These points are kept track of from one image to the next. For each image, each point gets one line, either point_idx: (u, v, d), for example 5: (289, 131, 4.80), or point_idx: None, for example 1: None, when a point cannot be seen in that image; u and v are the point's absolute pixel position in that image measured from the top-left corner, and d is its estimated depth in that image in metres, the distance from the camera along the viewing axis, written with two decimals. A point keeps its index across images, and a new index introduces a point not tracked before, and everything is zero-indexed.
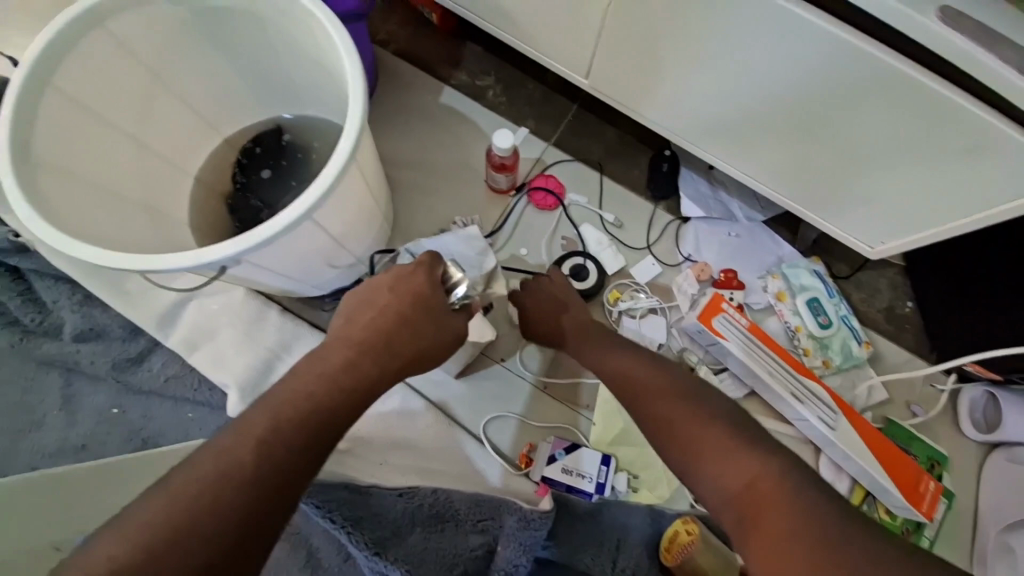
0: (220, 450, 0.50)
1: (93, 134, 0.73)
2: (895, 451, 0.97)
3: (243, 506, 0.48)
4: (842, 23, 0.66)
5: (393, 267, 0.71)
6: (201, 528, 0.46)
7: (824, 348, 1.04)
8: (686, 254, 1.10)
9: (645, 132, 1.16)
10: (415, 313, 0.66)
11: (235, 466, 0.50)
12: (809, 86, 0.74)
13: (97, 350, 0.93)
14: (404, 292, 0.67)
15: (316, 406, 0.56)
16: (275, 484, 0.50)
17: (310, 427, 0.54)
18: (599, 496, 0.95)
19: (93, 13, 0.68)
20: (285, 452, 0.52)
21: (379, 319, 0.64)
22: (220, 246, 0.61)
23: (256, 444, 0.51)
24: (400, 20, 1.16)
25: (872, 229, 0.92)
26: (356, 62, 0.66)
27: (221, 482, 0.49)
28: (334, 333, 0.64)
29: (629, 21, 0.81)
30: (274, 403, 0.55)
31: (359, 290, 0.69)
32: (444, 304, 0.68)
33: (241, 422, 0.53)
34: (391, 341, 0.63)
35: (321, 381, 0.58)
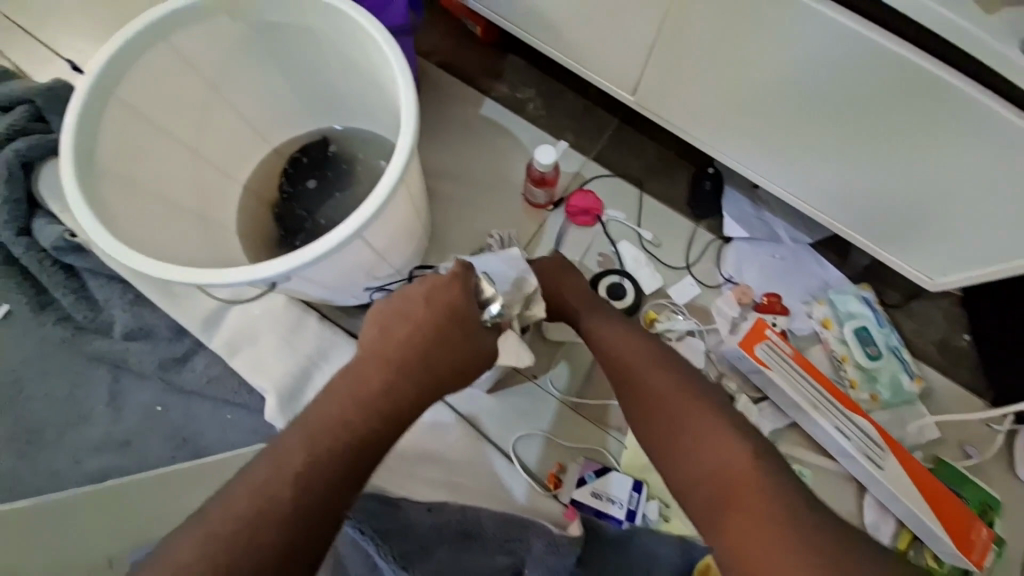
0: (260, 482, 0.53)
1: (152, 143, 0.75)
2: (946, 495, 0.91)
3: (283, 539, 0.51)
4: (911, 45, 0.63)
5: (427, 274, 0.65)
6: (243, 563, 0.49)
7: (871, 381, 0.99)
8: (727, 275, 1.06)
9: (688, 148, 1.13)
10: (452, 331, 0.62)
11: (273, 498, 0.52)
12: (871, 110, 0.71)
13: (145, 349, 0.96)
14: (440, 308, 0.62)
15: (353, 435, 0.57)
16: (313, 516, 0.53)
17: (347, 455, 0.56)
18: (629, 523, 0.92)
19: (157, 28, 0.70)
20: (322, 483, 0.54)
21: (416, 337, 0.61)
22: (274, 263, 0.63)
23: (293, 477, 0.53)
24: (443, 31, 1.17)
25: (932, 261, 0.87)
26: (408, 82, 0.67)
27: (261, 516, 0.51)
28: (369, 349, 0.61)
29: (680, 39, 0.79)
30: (311, 430, 0.56)
31: (392, 298, 0.64)
32: (478, 320, 0.65)
33: (281, 450, 0.55)
34: (428, 362, 0.61)
35: (357, 406, 0.58)
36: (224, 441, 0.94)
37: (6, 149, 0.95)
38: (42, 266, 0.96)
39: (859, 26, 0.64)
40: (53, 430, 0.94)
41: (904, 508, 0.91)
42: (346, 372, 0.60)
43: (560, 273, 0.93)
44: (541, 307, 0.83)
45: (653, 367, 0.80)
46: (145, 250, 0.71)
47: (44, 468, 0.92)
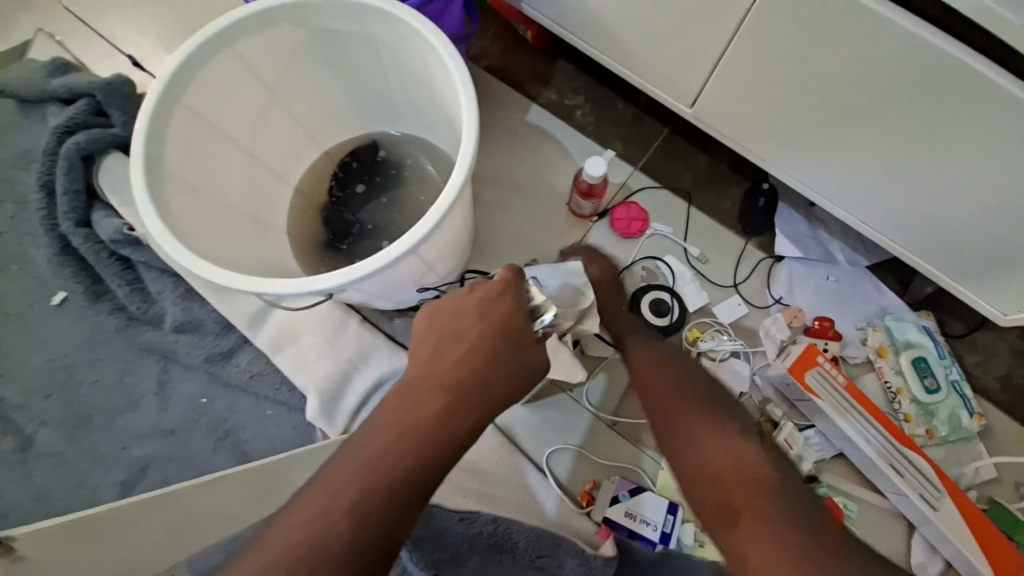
0: (314, 517, 0.52)
1: (213, 147, 0.77)
2: (996, 537, 0.87)
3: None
4: (1005, 72, 0.60)
5: (475, 283, 0.68)
6: None
7: (928, 416, 0.94)
8: (776, 296, 1.02)
9: (740, 162, 1.09)
10: (505, 347, 0.63)
11: (331, 531, 0.52)
12: (951, 133, 0.68)
13: (193, 342, 0.99)
14: (493, 321, 0.64)
15: (408, 466, 0.56)
16: (369, 550, 0.52)
17: (403, 484, 0.55)
18: (662, 546, 0.90)
19: (224, 35, 0.71)
20: (379, 514, 0.53)
21: (471, 353, 0.62)
22: (333, 275, 0.63)
23: (352, 508, 0.53)
24: (493, 34, 1.15)
25: (1005, 296, 0.83)
26: (471, 98, 0.66)
27: (320, 549, 0.51)
28: (422, 367, 0.61)
29: (747, 54, 0.76)
30: (367, 457, 0.55)
31: (442, 309, 0.65)
32: (529, 333, 0.65)
33: (334, 480, 0.54)
34: (486, 381, 0.61)
35: (413, 432, 0.57)
36: (263, 436, 0.97)
37: (70, 143, 0.98)
38: (99, 257, 0.99)
39: (951, 47, 0.60)
40: (103, 416, 0.97)
41: (954, 551, 0.87)
42: (399, 393, 0.60)
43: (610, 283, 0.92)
44: (594, 324, 0.84)
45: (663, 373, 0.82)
46: (202, 252, 0.72)
47: (93, 452, 0.95)
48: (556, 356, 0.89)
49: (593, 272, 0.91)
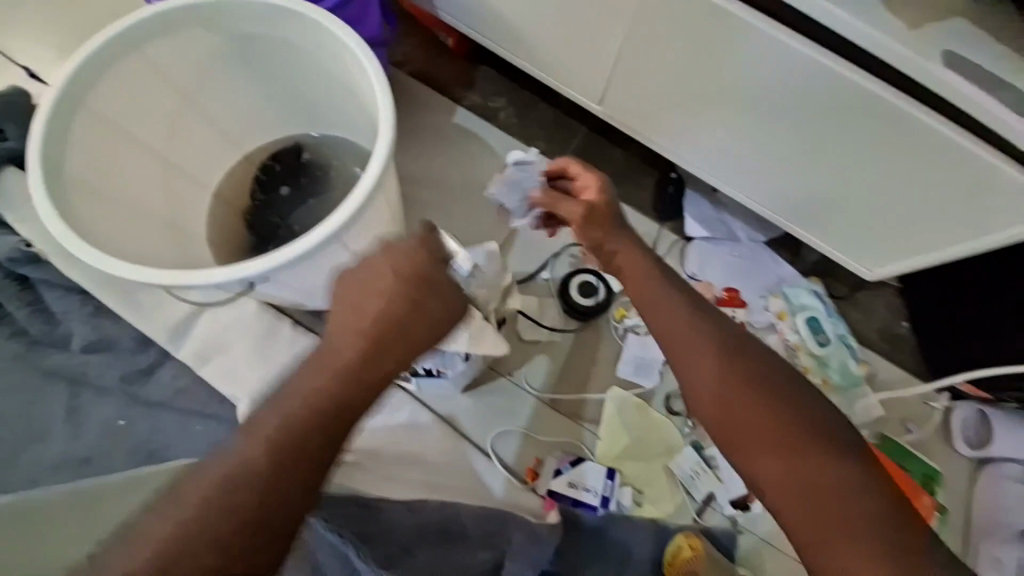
0: (234, 469, 0.52)
1: (120, 150, 0.77)
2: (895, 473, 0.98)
3: (261, 522, 0.51)
4: (853, 66, 0.68)
5: (389, 244, 0.65)
6: (218, 527, 0.50)
7: (824, 366, 1.07)
8: (689, 273, 1.12)
9: (652, 154, 1.18)
10: (419, 293, 0.62)
11: (247, 468, 0.52)
12: (813, 120, 0.77)
13: (107, 362, 0.94)
14: (411, 276, 0.62)
15: (329, 416, 0.55)
16: (292, 495, 0.53)
17: (317, 422, 0.55)
18: (604, 509, 0.96)
19: (127, 38, 0.72)
20: (296, 450, 0.53)
21: (390, 310, 0.60)
22: (253, 263, 0.64)
23: (267, 445, 0.53)
24: (416, 41, 1.20)
25: (869, 254, 0.94)
26: (387, 93, 0.70)
27: (236, 483, 0.51)
28: (340, 324, 0.60)
29: (639, 52, 0.84)
30: (288, 408, 0.55)
31: (359, 269, 0.63)
32: (449, 285, 0.65)
33: (255, 431, 0.54)
34: (402, 327, 0.60)
35: (334, 383, 0.56)
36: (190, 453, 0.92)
37: None
38: None
39: (797, 43, 0.69)
40: None
41: None
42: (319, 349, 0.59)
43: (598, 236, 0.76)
44: (514, 300, 1.01)
45: (707, 345, 0.62)
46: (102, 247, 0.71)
47: None
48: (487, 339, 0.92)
49: (621, 260, 0.73)
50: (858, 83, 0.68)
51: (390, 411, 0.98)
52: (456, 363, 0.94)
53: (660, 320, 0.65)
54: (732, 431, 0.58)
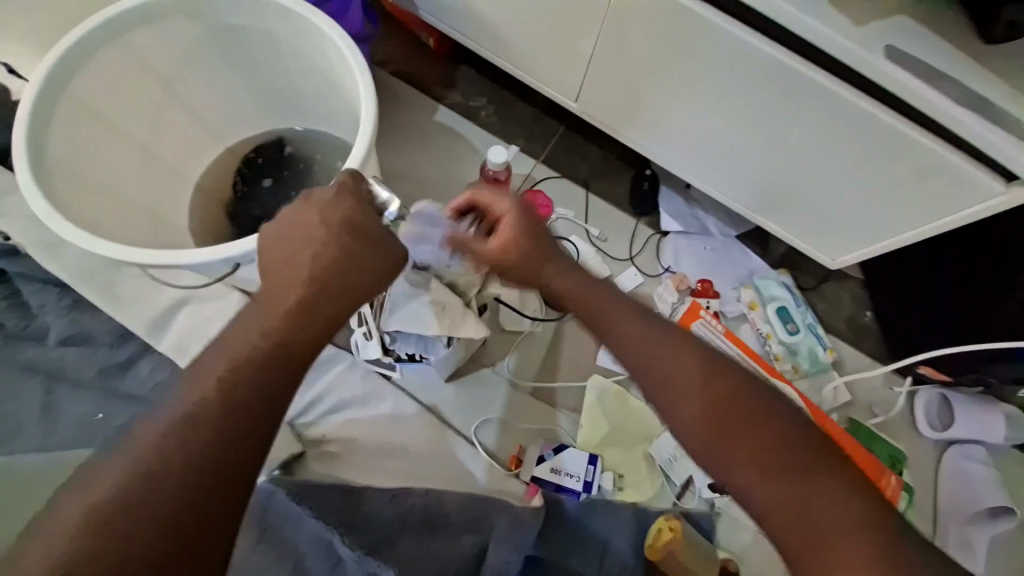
0: (177, 420, 0.48)
1: (102, 138, 0.79)
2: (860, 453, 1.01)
3: (217, 459, 0.48)
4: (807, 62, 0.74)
5: (312, 191, 0.64)
6: (170, 468, 0.47)
7: (792, 354, 1.12)
8: (665, 265, 1.16)
9: (627, 152, 1.22)
10: (354, 243, 0.61)
11: (198, 406, 0.49)
12: (771, 112, 0.82)
13: (83, 356, 0.92)
14: (339, 221, 0.61)
15: (277, 358, 0.53)
16: (246, 435, 0.50)
17: (267, 363, 0.53)
18: (586, 494, 0.98)
19: (111, 27, 0.74)
20: (248, 389, 0.51)
21: (322, 253, 0.59)
22: (239, 244, 0.67)
23: (218, 385, 0.50)
24: (397, 42, 1.23)
25: (830, 242, 0.99)
26: (369, 84, 0.73)
27: (188, 423, 0.48)
28: (274, 273, 0.58)
29: (610, 50, 0.89)
30: (231, 354, 0.52)
31: (283, 219, 0.61)
32: (381, 229, 0.64)
33: (196, 381, 0.51)
34: (339, 274, 0.59)
35: (278, 328, 0.55)
36: None
37: None
38: None
39: (753, 40, 0.75)
40: None
41: None
42: (257, 298, 0.57)
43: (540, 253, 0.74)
44: (495, 286, 1.00)
45: (674, 353, 0.61)
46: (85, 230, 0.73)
47: None
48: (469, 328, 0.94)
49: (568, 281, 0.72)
50: (812, 79, 0.74)
51: (372, 402, 0.99)
52: (437, 348, 0.95)
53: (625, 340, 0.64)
54: (707, 443, 0.56)
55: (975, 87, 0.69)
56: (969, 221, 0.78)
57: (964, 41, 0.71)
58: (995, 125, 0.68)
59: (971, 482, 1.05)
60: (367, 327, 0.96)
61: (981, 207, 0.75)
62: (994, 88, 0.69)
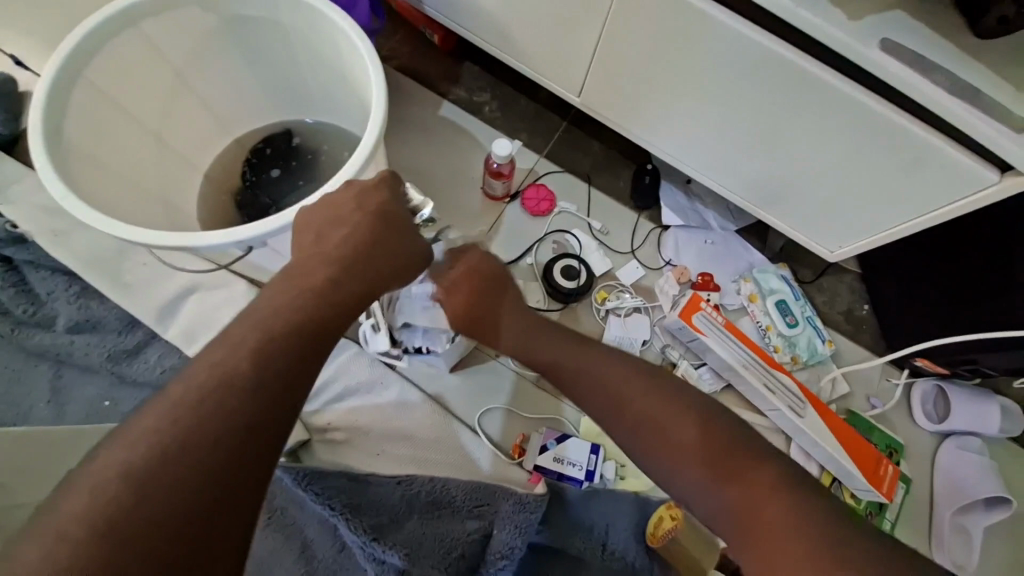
0: (208, 386, 0.50)
1: (116, 125, 0.80)
2: (858, 440, 1.03)
3: (250, 422, 0.50)
4: (808, 57, 0.76)
5: (351, 182, 0.70)
6: (206, 429, 0.48)
7: (792, 345, 1.13)
8: (666, 258, 1.18)
9: (629, 147, 1.24)
10: (384, 229, 0.65)
11: (232, 371, 0.51)
12: (769, 105, 0.84)
13: (92, 342, 0.94)
14: (373, 209, 0.66)
15: (304, 331, 0.55)
16: (277, 400, 0.52)
17: (299, 334, 0.55)
18: (588, 483, 1.00)
19: (126, 15, 0.75)
20: (280, 357, 0.53)
21: (355, 234, 0.63)
22: (252, 226, 0.68)
23: (253, 352, 0.52)
24: (402, 38, 1.25)
25: (828, 234, 1.01)
26: (379, 73, 0.74)
27: (224, 387, 0.50)
28: (307, 251, 0.62)
29: (612, 44, 0.91)
30: (266, 324, 0.54)
31: (323, 205, 0.67)
32: (408, 220, 0.68)
33: (227, 348, 0.53)
34: (369, 254, 0.63)
35: (310, 302, 0.57)
36: None
37: None
38: None
39: (752, 33, 0.76)
40: None
41: (825, 453, 1.03)
42: (286, 272, 0.60)
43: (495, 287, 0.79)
44: None
45: (666, 406, 0.64)
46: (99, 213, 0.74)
47: None
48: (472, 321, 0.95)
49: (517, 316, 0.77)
50: (812, 73, 0.76)
51: (377, 390, 1.00)
52: (442, 341, 1.00)
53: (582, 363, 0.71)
54: (653, 451, 0.63)
55: (969, 78, 0.71)
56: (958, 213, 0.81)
57: (958, 35, 0.73)
58: (988, 114, 0.69)
59: (969, 472, 1.06)
60: (375, 321, 0.99)
61: (976, 195, 0.77)
62: (986, 78, 0.71)
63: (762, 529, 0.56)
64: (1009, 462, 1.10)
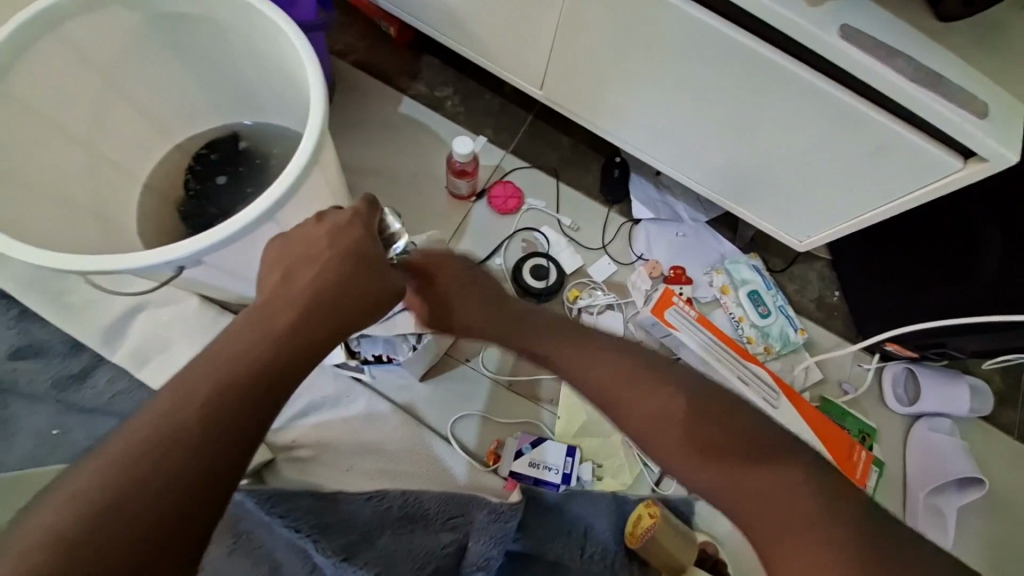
0: (152, 437, 0.44)
1: (40, 139, 0.74)
2: (834, 429, 1.03)
3: (190, 487, 0.44)
4: (771, 46, 0.74)
5: (324, 213, 0.62)
6: (141, 496, 0.42)
7: (765, 335, 1.12)
8: (638, 253, 1.16)
9: (597, 140, 1.21)
10: (357, 270, 0.58)
11: (176, 430, 0.44)
12: (734, 96, 0.82)
13: (36, 368, 0.86)
14: (349, 248, 0.59)
15: (260, 381, 0.49)
16: (224, 462, 0.46)
17: (255, 388, 0.48)
18: (565, 486, 0.98)
19: (45, 19, 0.69)
20: (231, 413, 0.47)
21: (324, 278, 0.55)
22: (182, 245, 0.64)
23: (202, 408, 0.46)
24: (357, 32, 1.19)
25: (798, 224, 1.00)
26: (318, 73, 0.69)
27: (165, 449, 0.44)
28: (266, 297, 0.53)
29: (572, 34, 0.87)
30: (217, 373, 0.48)
31: (290, 239, 0.59)
32: (385, 260, 0.61)
33: (177, 393, 0.46)
34: (338, 302, 0.55)
35: (268, 351, 0.50)
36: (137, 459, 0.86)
37: None
38: None
39: (713, 21, 0.74)
40: None
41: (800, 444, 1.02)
42: (244, 317, 0.52)
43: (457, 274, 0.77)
44: None
45: (644, 392, 0.62)
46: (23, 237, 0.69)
47: None
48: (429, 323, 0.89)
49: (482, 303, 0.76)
50: (775, 62, 0.74)
51: (344, 403, 0.97)
52: (405, 349, 0.93)
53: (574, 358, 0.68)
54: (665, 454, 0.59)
55: (931, 64, 0.70)
56: (920, 201, 0.81)
57: (917, 18, 0.72)
58: (951, 100, 0.68)
59: (938, 452, 1.08)
60: None
61: (943, 180, 0.76)
62: (947, 63, 0.70)
63: (780, 509, 0.52)
64: (977, 441, 1.12)
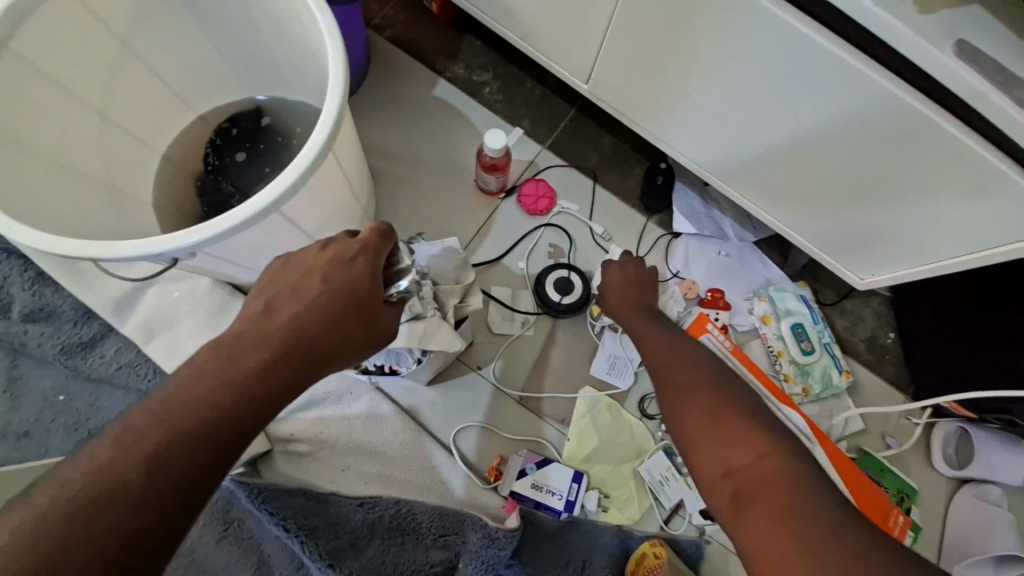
0: (84, 497, 0.40)
1: (50, 101, 0.70)
2: (873, 492, 0.92)
3: (125, 540, 0.40)
4: (864, 58, 0.62)
5: (330, 240, 0.60)
6: (75, 547, 0.39)
7: (805, 374, 1.02)
8: (674, 270, 1.07)
9: (642, 141, 1.12)
10: (345, 313, 0.55)
11: (119, 478, 0.41)
12: (808, 110, 0.71)
13: (46, 332, 0.87)
14: (346, 286, 0.56)
15: (219, 429, 0.45)
16: (167, 514, 0.42)
17: (211, 433, 0.45)
18: (568, 514, 0.92)
19: None
20: (180, 461, 0.43)
21: (306, 319, 0.53)
22: (173, 237, 0.60)
23: (150, 454, 0.42)
24: (397, 5, 1.12)
25: (861, 260, 0.89)
26: (339, 53, 0.63)
27: (105, 497, 0.40)
28: (242, 328, 0.51)
29: (629, 26, 0.77)
30: (172, 416, 0.44)
31: (287, 265, 0.57)
32: (382, 300, 0.59)
33: (122, 444, 0.42)
34: (313, 343, 0.52)
35: (230, 393, 0.47)
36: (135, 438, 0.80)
37: None
38: None
39: (797, 21, 0.63)
40: None
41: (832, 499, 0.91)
42: (215, 348, 0.50)
43: (624, 280, 0.92)
44: (478, 299, 0.90)
45: (689, 376, 0.72)
46: (20, 200, 0.64)
47: None
48: (434, 332, 0.83)
49: (614, 292, 0.92)
50: (864, 76, 0.63)
51: (346, 401, 0.94)
52: (408, 361, 0.87)
53: (647, 345, 0.81)
54: (691, 424, 0.66)
55: None
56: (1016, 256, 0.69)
57: None
58: None
59: (984, 523, 0.97)
60: None
61: None
62: None
63: (757, 486, 0.56)
64: None
